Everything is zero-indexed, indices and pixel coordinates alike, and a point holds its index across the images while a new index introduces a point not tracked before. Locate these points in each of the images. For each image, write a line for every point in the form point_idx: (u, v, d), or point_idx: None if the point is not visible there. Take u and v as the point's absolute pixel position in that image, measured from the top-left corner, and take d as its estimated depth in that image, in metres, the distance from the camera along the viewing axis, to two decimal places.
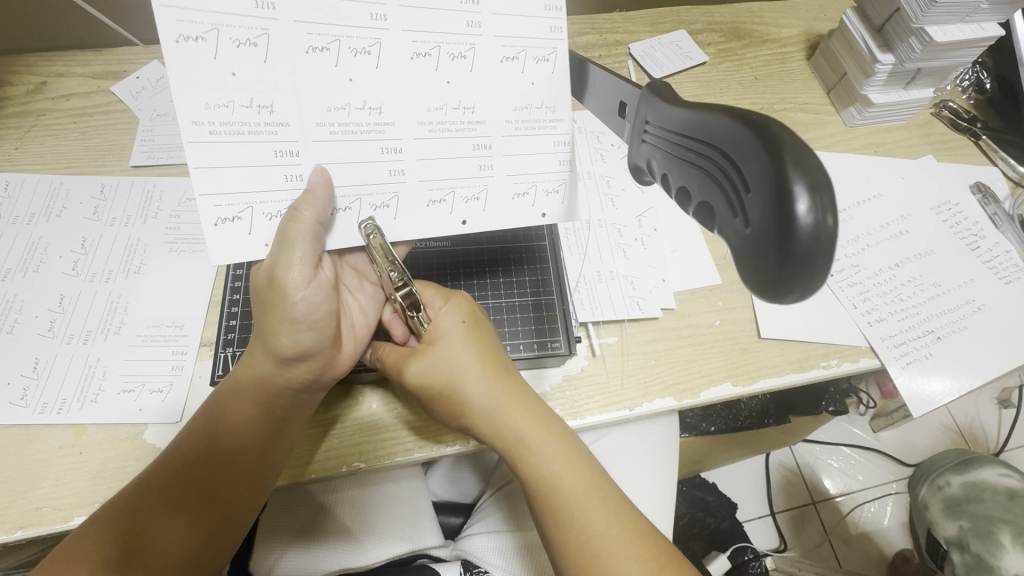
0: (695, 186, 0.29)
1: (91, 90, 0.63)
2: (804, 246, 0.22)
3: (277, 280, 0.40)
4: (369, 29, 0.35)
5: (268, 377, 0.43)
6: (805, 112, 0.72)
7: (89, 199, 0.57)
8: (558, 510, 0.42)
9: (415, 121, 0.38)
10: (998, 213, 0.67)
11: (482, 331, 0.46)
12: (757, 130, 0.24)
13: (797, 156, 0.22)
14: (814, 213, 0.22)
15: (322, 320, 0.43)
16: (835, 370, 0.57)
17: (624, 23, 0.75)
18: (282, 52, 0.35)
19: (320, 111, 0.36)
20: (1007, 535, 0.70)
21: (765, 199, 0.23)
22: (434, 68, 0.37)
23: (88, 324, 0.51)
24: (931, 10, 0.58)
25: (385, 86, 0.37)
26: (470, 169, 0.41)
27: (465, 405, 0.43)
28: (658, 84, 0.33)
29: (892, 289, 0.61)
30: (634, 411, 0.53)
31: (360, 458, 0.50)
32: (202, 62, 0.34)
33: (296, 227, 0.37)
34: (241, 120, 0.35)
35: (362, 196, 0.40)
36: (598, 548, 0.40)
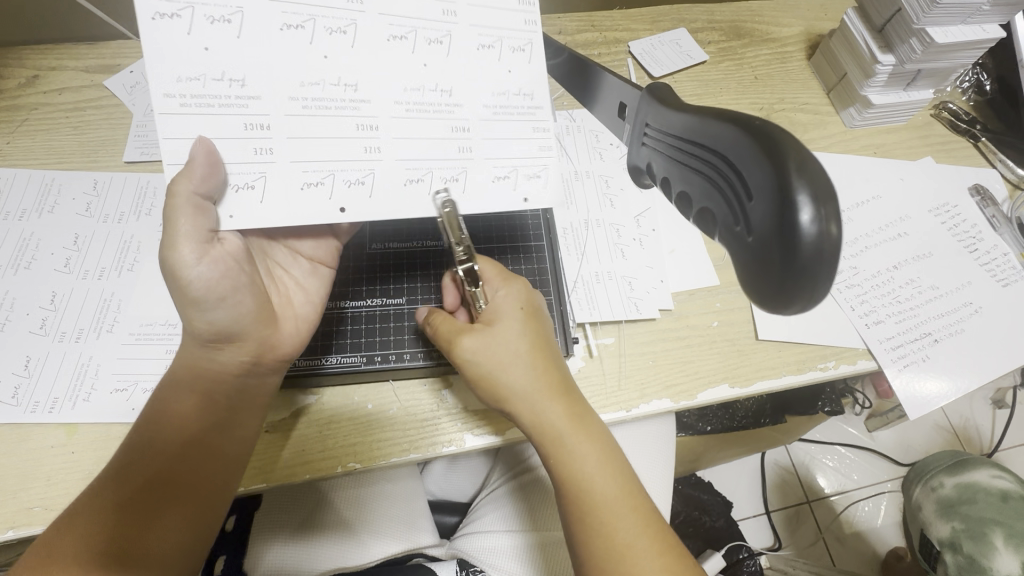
0: (696, 191, 0.28)
1: (85, 84, 0.62)
2: (808, 254, 0.22)
3: (169, 264, 0.40)
4: (345, 10, 0.36)
5: (195, 360, 0.44)
6: (805, 112, 0.72)
7: (81, 195, 0.56)
8: (585, 511, 0.42)
9: (391, 100, 0.38)
10: (997, 215, 0.67)
11: (536, 319, 0.46)
12: (759, 136, 0.24)
13: (801, 163, 0.22)
14: (817, 222, 0.22)
15: (230, 296, 0.43)
16: (832, 372, 0.57)
17: (625, 21, 0.75)
18: (257, 29, 0.35)
19: (293, 87, 0.36)
20: (1000, 538, 0.69)
21: (768, 205, 0.23)
22: (411, 51, 0.38)
23: (80, 322, 0.51)
24: (931, 11, 0.57)
25: (359, 64, 0.37)
26: (449, 150, 0.39)
27: (506, 394, 0.43)
28: (659, 87, 0.33)
29: (889, 291, 0.61)
30: (631, 412, 0.53)
31: (355, 458, 0.49)
32: (182, 36, 0.35)
33: (174, 203, 0.36)
34: (211, 93, 0.35)
35: (336, 172, 0.38)
36: (619, 549, 0.40)
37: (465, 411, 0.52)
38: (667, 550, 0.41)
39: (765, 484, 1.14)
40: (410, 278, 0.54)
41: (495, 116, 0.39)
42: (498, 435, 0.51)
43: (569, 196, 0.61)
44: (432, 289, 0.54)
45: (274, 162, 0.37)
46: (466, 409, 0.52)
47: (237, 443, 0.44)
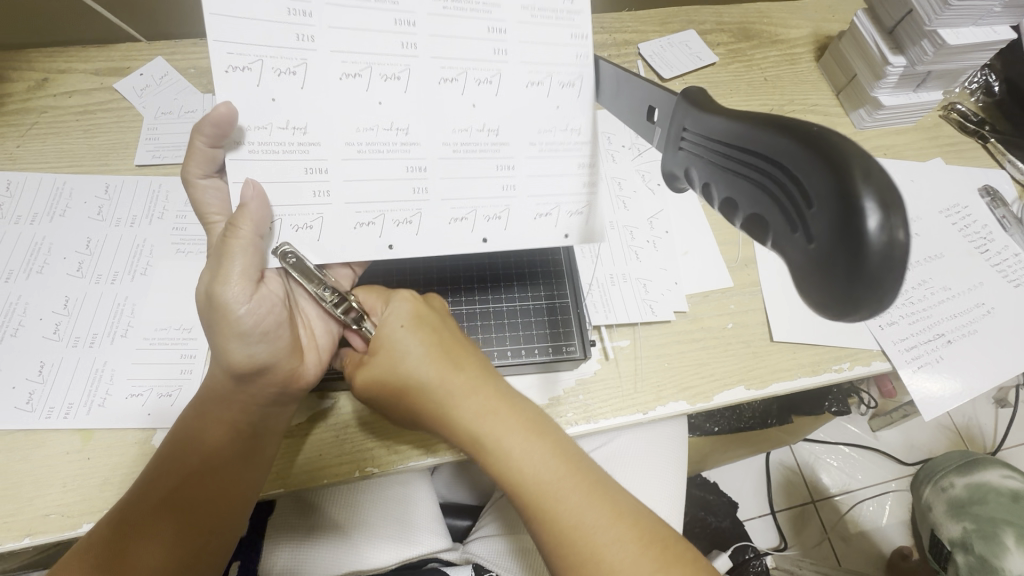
0: (744, 197, 0.28)
1: (94, 87, 0.62)
2: (877, 262, 0.22)
3: (216, 300, 0.39)
4: (400, 57, 0.36)
5: (227, 393, 0.42)
6: (815, 113, 0.72)
7: (92, 199, 0.56)
8: (528, 503, 0.41)
9: (439, 142, 0.38)
10: (1007, 216, 0.67)
11: (426, 323, 0.44)
12: (818, 144, 0.23)
13: (866, 170, 0.22)
14: (885, 230, 0.22)
15: (272, 330, 0.42)
16: (847, 374, 0.57)
17: (634, 23, 0.75)
18: (319, 79, 0.36)
19: (349, 133, 0.37)
20: (1011, 537, 0.70)
21: (833, 214, 0.23)
22: (460, 92, 0.38)
23: (94, 326, 0.50)
24: (944, 13, 0.57)
25: (413, 110, 0.37)
26: (491, 188, 0.40)
27: (415, 403, 0.43)
28: (695, 92, 0.32)
29: (902, 292, 0.61)
30: (647, 415, 0.52)
31: (373, 463, 0.49)
32: (253, 89, 0.35)
33: (236, 240, 0.37)
34: (277, 140, 0.36)
35: (386, 211, 0.39)
36: (574, 528, 0.39)
37: None
38: (625, 515, 0.40)
39: (771, 484, 1.15)
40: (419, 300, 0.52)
41: (539, 152, 0.40)
42: None
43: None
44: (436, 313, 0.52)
45: (331, 203, 0.38)
46: None
47: (257, 470, 0.43)
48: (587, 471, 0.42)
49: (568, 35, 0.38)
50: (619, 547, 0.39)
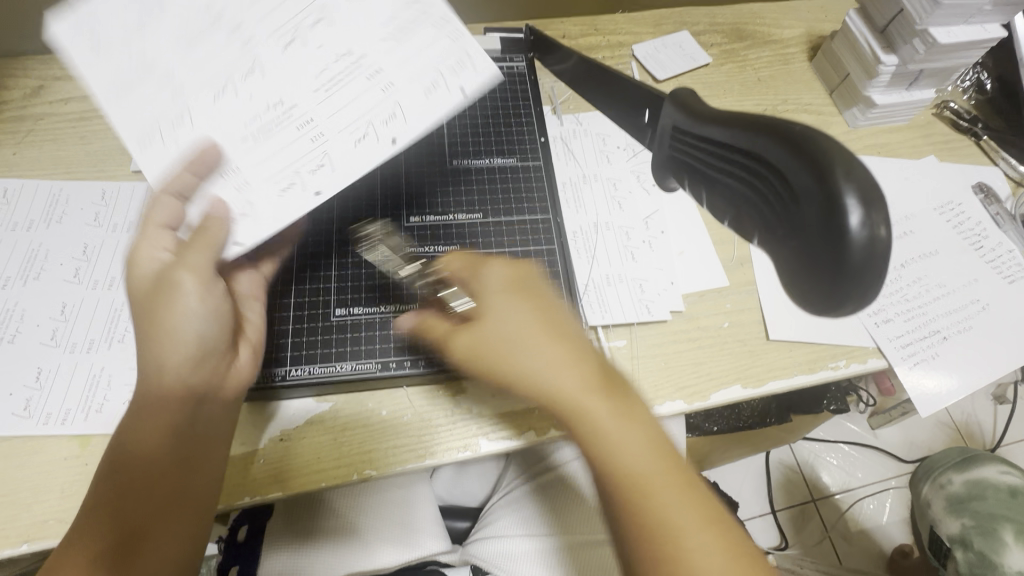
0: (729, 197, 0.29)
1: (90, 94, 0.62)
2: (859, 258, 0.22)
3: (167, 287, 0.40)
4: (238, 53, 0.44)
5: (153, 392, 0.40)
6: (809, 113, 0.73)
7: (89, 205, 0.56)
8: (622, 490, 0.39)
9: (308, 90, 0.43)
10: (1001, 213, 0.67)
11: (527, 295, 0.44)
12: (801, 142, 0.24)
13: (847, 170, 0.23)
14: (866, 226, 0.22)
15: (220, 318, 0.43)
16: (843, 371, 0.57)
17: (627, 25, 0.76)
18: (202, 106, 0.42)
19: (239, 128, 0.42)
20: (1009, 533, 0.70)
21: (816, 213, 0.23)
22: (301, 44, 0.44)
23: (91, 332, 0.50)
24: (936, 10, 0.58)
25: (277, 76, 0.43)
26: (370, 94, 0.43)
27: (516, 369, 0.42)
28: (683, 92, 0.33)
29: (897, 289, 0.61)
30: None
31: (370, 465, 0.49)
32: (159, 146, 0.41)
33: (209, 235, 0.40)
34: (176, 151, 0.41)
35: (297, 166, 0.42)
36: (655, 512, 0.38)
37: (481, 415, 0.51)
38: (715, 518, 0.38)
39: (771, 483, 1.15)
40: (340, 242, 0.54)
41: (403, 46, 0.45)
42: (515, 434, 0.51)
43: (577, 199, 0.61)
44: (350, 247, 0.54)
45: (250, 174, 0.42)
46: (483, 416, 0.51)
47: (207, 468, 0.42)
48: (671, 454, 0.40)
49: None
50: (699, 539, 0.37)
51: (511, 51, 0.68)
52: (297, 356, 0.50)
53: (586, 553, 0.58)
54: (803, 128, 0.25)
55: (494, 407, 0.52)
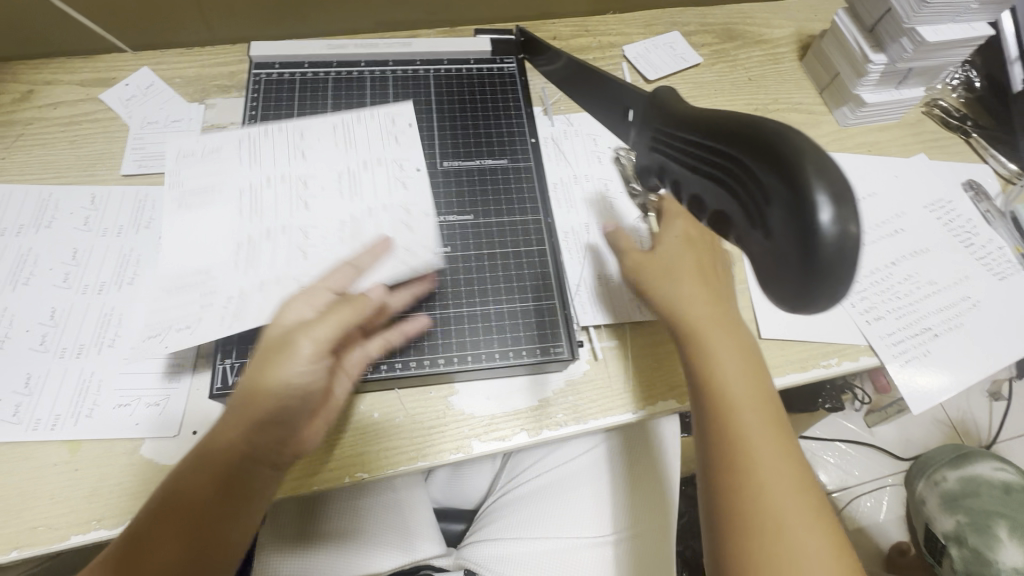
0: (713, 196, 0.33)
1: (79, 98, 0.62)
2: (829, 249, 0.26)
3: (285, 351, 0.38)
4: (233, 201, 0.52)
5: (221, 440, 0.38)
6: (799, 112, 0.73)
7: (79, 209, 0.56)
8: (726, 430, 0.41)
9: (324, 186, 0.53)
10: (990, 210, 0.67)
11: (700, 248, 0.47)
12: (776, 146, 0.28)
13: (817, 169, 0.27)
14: (835, 221, 0.26)
15: (311, 391, 0.40)
16: (835, 369, 0.57)
17: (618, 26, 0.76)
18: (248, 252, 0.49)
19: (305, 240, 0.51)
20: (1004, 529, 0.71)
21: (789, 212, 0.27)
22: (272, 177, 0.53)
23: (81, 337, 0.50)
24: (922, 10, 0.59)
25: (301, 209, 0.52)
26: (379, 159, 0.56)
27: (662, 291, 0.46)
28: (664, 94, 0.37)
29: (889, 287, 0.62)
30: (636, 415, 0.52)
31: (362, 468, 0.48)
32: (245, 292, 0.48)
33: (341, 312, 0.40)
34: (265, 270, 0.49)
35: (394, 210, 0.53)
36: (739, 430, 0.40)
37: (474, 417, 0.51)
38: (809, 490, 0.39)
39: None
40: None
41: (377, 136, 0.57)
42: (506, 437, 0.50)
43: (568, 200, 0.61)
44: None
45: (352, 224, 0.52)
46: (475, 418, 0.51)
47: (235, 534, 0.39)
48: (768, 397, 0.42)
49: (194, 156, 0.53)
50: (775, 468, 0.39)
51: (502, 53, 0.68)
52: None
53: (583, 556, 0.57)
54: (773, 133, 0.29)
55: (487, 408, 0.51)
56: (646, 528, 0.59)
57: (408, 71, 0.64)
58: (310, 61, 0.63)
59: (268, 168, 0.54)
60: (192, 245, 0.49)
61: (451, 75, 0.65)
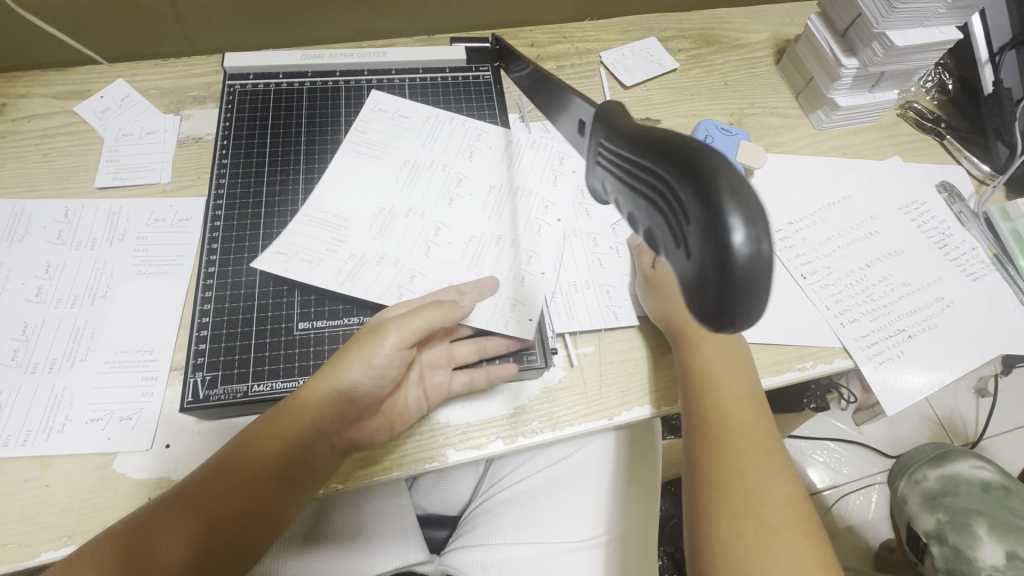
0: (641, 211, 0.26)
1: (54, 111, 0.62)
2: (741, 277, 0.21)
3: (377, 330, 0.46)
4: (379, 167, 0.58)
5: (296, 398, 0.44)
6: (775, 116, 0.73)
7: (53, 223, 0.56)
8: (719, 433, 0.45)
9: (458, 204, 0.58)
10: (964, 211, 0.68)
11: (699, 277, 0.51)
12: (693, 154, 0.22)
13: (732, 185, 0.21)
14: (750, 244, 0.21)
15: (386, 376, 0.46)
16: (810, 372, 0.57)
17: (596, 32, 0.77)
18: (380, 236, 0.54)
19: (421, 246, 0.55)
20: (983, 527, 0.70)
21: (701, 231, 0.21)
22: (420, 162, 0.60)
23: (53, 351, 0.50)
24: (891, 15, 0.59)
25: (441, 212, 0.57)
26: (511, 188, 0.60)
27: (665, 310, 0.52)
28: (611, 105, 0.30)
29: (863, 289, 0.62)
30: (612, 421, 0.52)
31: (336, 479, 0.48)
32: (369, 270, 0.53)
33: (429, 309, 0.47)
34: (380, 259, 0.53)
35: (510, 245, 0.56)
36: (724, 417, 0.46)
37: (449, 426, 0.51)
38: (796, 505, 0.42)
39: None
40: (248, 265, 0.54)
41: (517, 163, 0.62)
42: (481, 445, 0.50)
43: None
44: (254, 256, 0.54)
45: (455, 249, 0.55)
46: (450, 426, 0.51)
47: (285, 502, 0.44)
48: (757, 399, 0.47)
49: (399, 119, 0.62)
50: (751, 445, 0.44)
51: (478, 61, 0.69)
52: (262, 371, 0.49)
53: (563, 560, 0.57)
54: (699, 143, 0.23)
55: (462, 416, 0.51)
56: (626, 534, 0.59)
57: (383, 80, 0.66)
58: (285, 72, 0.65)
59: (435, 153, 0.60)
60: (347, 193, 0.56)
61: (427, 83, 0.66)
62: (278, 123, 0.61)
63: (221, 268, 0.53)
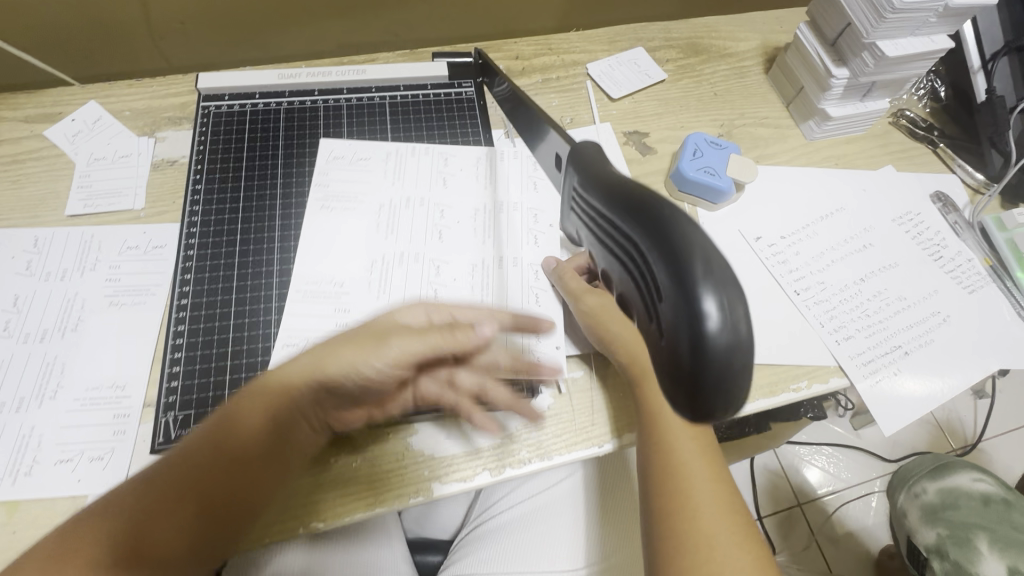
0: (617, 274, 0.27)
1: (23, 135, 0.60)
2: (716, 358, 0.21)
3: (380, 340, 0.45)
4: (353, 212, 0.57)
5: (286, 386, 0.43)
6: (766, 126, 0.72)
7: (21, 253, 0.54)
8: (679, 495, 0.43)
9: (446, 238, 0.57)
10: (958, 221, 0.67)
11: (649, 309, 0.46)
12: (670, 227, 0.23)
13: (706, 263, 0.21)
14: (722, 324, 0.21)
15: (377, 385, 0.46)
16: (805, 393, 0.56)
17: (582, 43, 0.75)
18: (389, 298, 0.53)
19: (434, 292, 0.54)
20: (984, 542, 0.70)
21: (675, 310, 0.22)
22: (404, 200, 0.58)
23: (21, 390, 0.48)
24: (881, 25, 0.58)
25: (431, 244, 0.56)
26: (488, 209, 0.59)
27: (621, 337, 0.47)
28: (587, 147, 0.31)
29: (858, 305, 0.61)
30: (602, 449, 0.51)
31: (316, 517, 0.46)
32: None
33: (447, 334, 0.46)
34: None
35: (515, 273, 0.56)
36: (683, 477, 0.43)
37: (433, 458, 0.49)
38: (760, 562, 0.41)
39: (756, 490, 1.14)
40: (240, 318, 0.52)
41: (492, 181, 0.61)
42: (468, 477, 0.49)
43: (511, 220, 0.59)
44: (249, 324, 0.52)
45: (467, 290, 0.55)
46: (435, 458, 0.49)
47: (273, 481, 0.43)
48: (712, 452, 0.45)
49: (358, 160, 0.60)
50: (718, 525, 0.41)
51: (461, 77, 0.68)
52: None
53: None
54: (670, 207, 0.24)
55: (448, 448, 0.50)
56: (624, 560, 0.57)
57: (363, 99, 0.65)
58: (261, 92, 0.64)
59: (410, 189, 0.59)
60: (334, 256, 0.55)
61: (407, 102, 0.65)
62: (254, 147, 0.61)
63: (193, 303, 0.53)
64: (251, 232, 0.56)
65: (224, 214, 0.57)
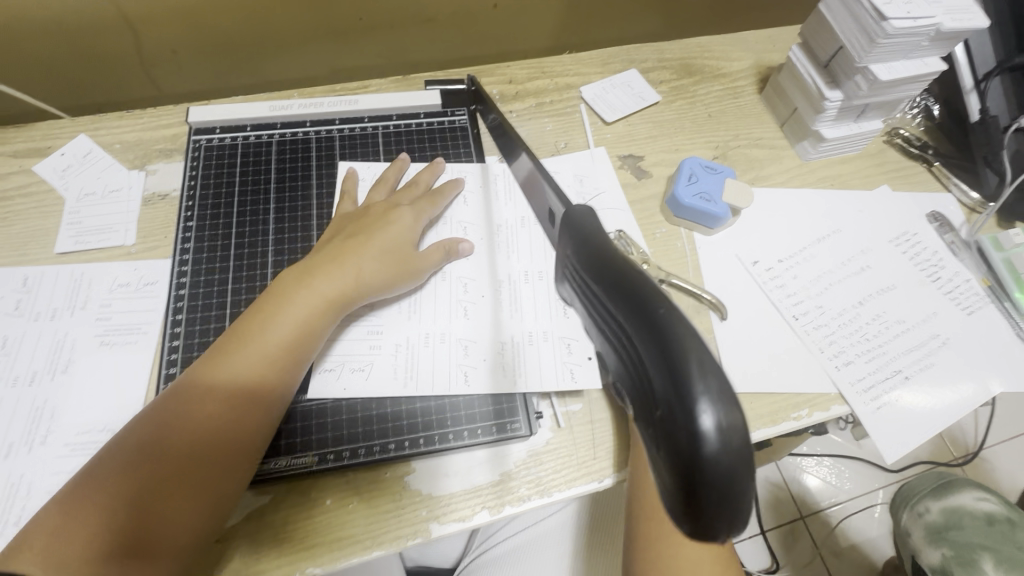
0: (612, 356, 0.24)
1: (12, 171, 0.59)
2: (714, 473, 0.18)
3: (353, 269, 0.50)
4: None
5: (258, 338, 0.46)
6: (760, 147, 0.72)
7: (10, 292, 0.53)
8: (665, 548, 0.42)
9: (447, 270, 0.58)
10: (955, 241, 0.67)
11: None
12: (655, 315, 0.20)
13: (700, 360, 0.19)
14: (719, 430, 0.18)
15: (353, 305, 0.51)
16: (806, 421, 0.55)
17: (575, 66, 0.75)
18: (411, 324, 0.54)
19: (451, 322, 0.55)
20: (989, 562, 0.70)
21: (668, 413, 0.19)
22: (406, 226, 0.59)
23: (10, 435, 0.47)
24: (873, 51, 0.58)
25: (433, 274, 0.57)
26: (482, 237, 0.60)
27: None
28: (582, 213, 0.28)
29: (856, 329, 0.60)
30: (603, 484, 0.50)
31: (311, 562, 0.45)
32: (416, 363, 0.52)
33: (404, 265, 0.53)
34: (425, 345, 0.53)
35: (514, 308, 0.56)
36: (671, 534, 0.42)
37: (431, 497, 0.48)
38: None
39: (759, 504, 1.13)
40: None
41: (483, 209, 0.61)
42: (466, 516, 0.48)
43: (509, 244, 0.60)
44: None
45: (474, 327, 0.55)
46: (434, 498, 0.48)
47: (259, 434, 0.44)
48: None
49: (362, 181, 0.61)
50: None
51: (454, 104, 0.68)
52: None
53: None
54: (668, 307, 0.20)
55: (447, 486, 0.49)
56: None
57: (355, 129, 0.64)
58: (253, 123, 0.64)
59: None
60: None
61: (400, 132, 0.65)
62: (247, 179, 0.60)
63: (185, 342, 0.52)
64: (244, 267, 0.56)
65: (216, 248, 0.56)
